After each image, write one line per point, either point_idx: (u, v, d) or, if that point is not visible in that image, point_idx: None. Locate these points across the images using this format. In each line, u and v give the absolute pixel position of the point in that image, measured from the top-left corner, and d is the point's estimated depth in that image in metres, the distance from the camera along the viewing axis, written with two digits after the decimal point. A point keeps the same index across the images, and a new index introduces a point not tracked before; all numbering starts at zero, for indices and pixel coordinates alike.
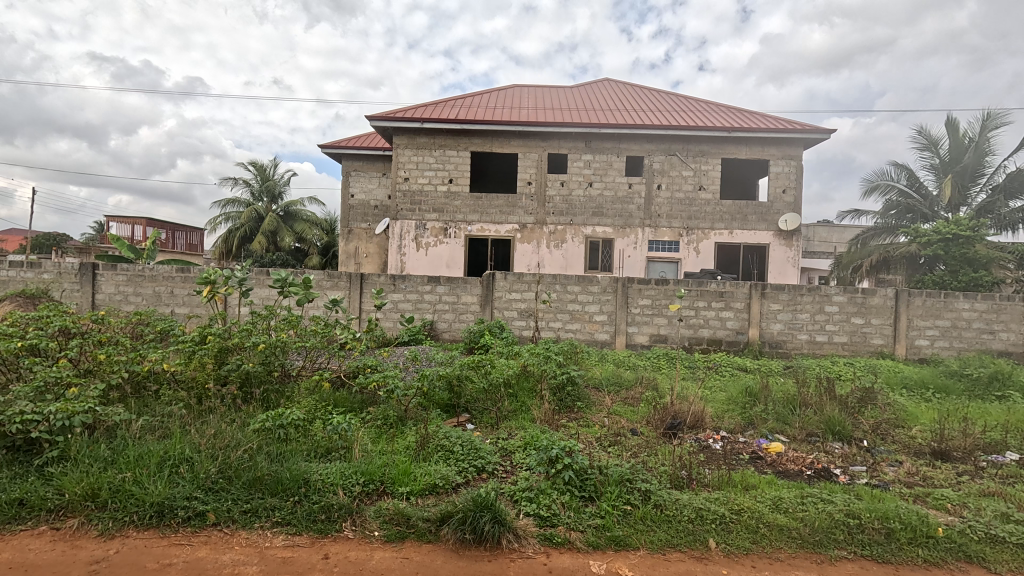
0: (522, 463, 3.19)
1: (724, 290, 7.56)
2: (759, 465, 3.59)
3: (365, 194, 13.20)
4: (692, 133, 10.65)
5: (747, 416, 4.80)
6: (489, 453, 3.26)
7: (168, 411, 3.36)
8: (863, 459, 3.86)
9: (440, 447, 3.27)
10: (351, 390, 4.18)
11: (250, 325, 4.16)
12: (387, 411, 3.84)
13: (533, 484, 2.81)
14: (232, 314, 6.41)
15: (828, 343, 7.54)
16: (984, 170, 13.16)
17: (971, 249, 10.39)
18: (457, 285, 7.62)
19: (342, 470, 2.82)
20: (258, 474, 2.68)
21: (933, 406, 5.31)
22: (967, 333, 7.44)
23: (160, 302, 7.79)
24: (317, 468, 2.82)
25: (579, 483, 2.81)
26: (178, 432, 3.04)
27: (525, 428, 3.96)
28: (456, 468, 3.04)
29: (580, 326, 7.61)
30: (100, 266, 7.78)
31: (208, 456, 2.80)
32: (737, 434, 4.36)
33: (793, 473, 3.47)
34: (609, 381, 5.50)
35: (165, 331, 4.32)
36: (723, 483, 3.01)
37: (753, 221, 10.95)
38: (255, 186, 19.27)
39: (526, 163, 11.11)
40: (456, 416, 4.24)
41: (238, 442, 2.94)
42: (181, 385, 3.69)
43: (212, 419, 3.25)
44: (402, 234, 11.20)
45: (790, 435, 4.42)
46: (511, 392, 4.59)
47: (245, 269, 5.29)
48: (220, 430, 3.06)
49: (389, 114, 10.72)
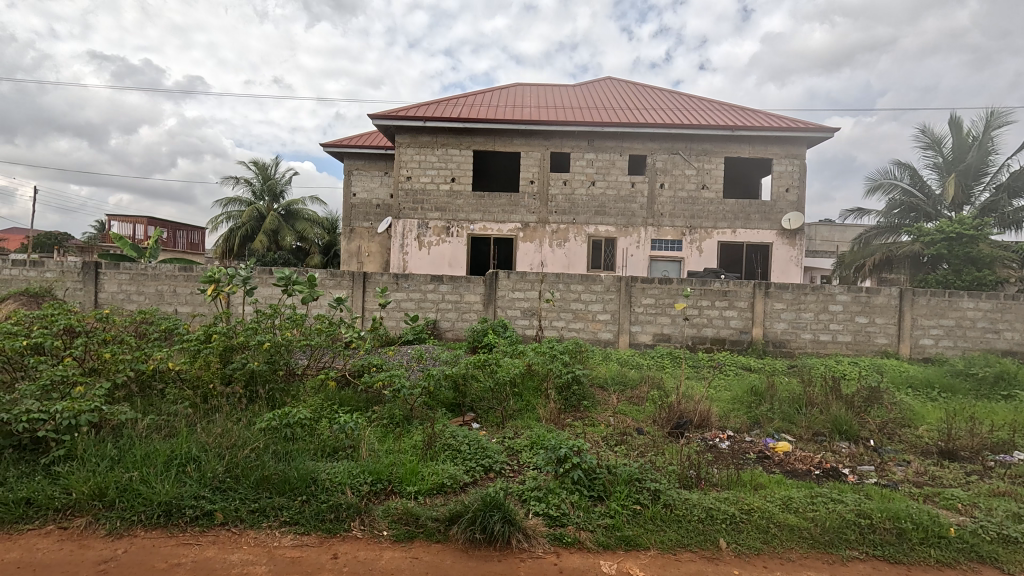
0: (529, 463, 3.18)
1: (727, 289, 7.54)
2: (767, 465, 3.57)
3: (367, 193, 13.18)
4: (695, 131, 10.62)
5: (752, 416, 4.79)
6: (496, 452, 3.24)
7: (174, 410, 3.35)
8: (871, 460, 3.84)
9: (447, 447, 3.26)
10: (356, 389, 4.17)
11: (255, 324, 4.15)
12: (392, 410, 3.83)
13: (541, 484, 2.80)
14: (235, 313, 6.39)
15: (831, 343, 7.52)
16: (987, 169, 13.11)
17: (974, 248, 10.37)
18: (460, 283, 7.60)
19: (349, 469, 2.81)
20: (265, 473, 2.67)
21: (939, 405, 5.30)
22: (972, 332, 7.41)
23: (163, 301, 7.80)
24: (324, 467, 2.80)
25: (588, 483, 2.80)
26: (183, 432, 3.03)
27: (531, 427, 3.95)
28: (463, 467, 3.03)
29: (583, 325, 7.60)
30: (103, 265, 7.79)
31: (215, 456, 2.79)
32: (743, 434, 4.35)
33: (802, 472, 3.45)
34: (613, 381, 5.49)
35: (169, 330, 4.31)
36: (731, 483, 3.00)
37: (756, 220, 10.93)
38: (256, 185, 19.26)
39: (529, 162, 11.09)
40: (460, 415, 4.23)
41: (245, 441, 2.92)
42: (186, 384, 3.68)
43: (217, 419, 3.24)
44: (404, 233, 11.19)
45: (796, 434, 4.40)
46: (516, 391, 4.58)
47: (248, 267, 5.27)
48: (227, 430, 3.05)
49: (391, 113, 10.70)
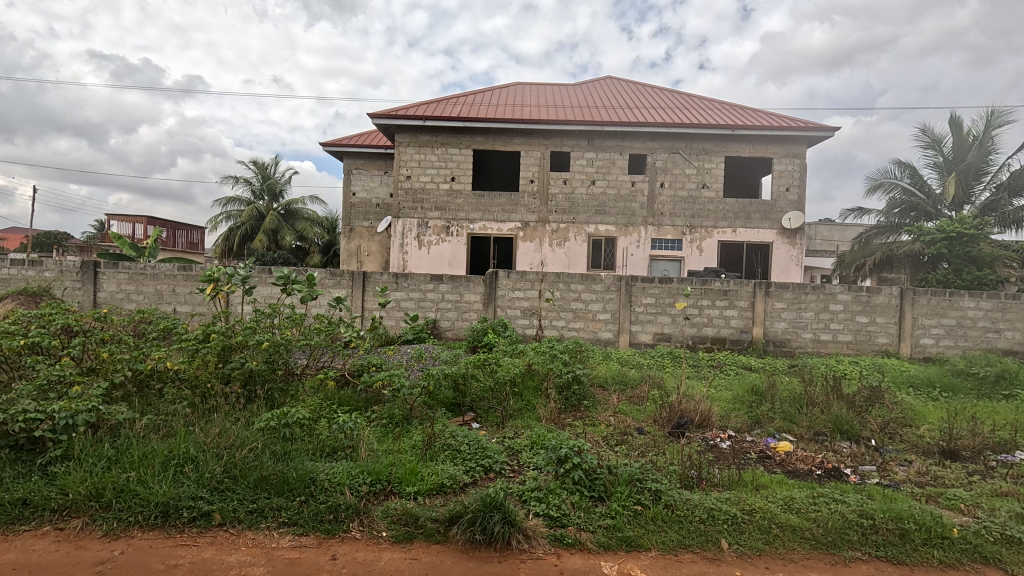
0: (529, 463, 3.16)
1: (727, 289, 7.52)
2: (768, 465, 3.55)
3: (367, 192, 13.15)
4: (695, 131, 10.60)
5: (753, 415, 4.77)
6: (496, 452, 3.23)
7: (173, 410, 3.33)
8: (872, 459, 3.83)
9: (446, 447, 3.24)
10: (356, 389, 4.15)
11: (253, 323, 4.12)
12: (392, 410, 3.80)
13: (541, 484, 2.78)
14: (234, 312, 6.37)
15: (832, 342, 7.51)
16: (987, 168, 13.09)
17: (975, 248, 10.36)
18: (460, 283, 7.58)
19: (349, 470, 2.79)
20: (264, 473, 2.65)
21: (941, 405, 5.28)
22: (973, 332, 7.40)
23: (162, 301, 7.78)
24: (324, 467, 2.78)
25: (589, 483, 2.78)
26: (181, 432, 3.01)
27: (531, 427, 3.93)
28: (463, 467, 3.01)
29: (583, 325, 7.58)
30: (102, 264, 7.77)
31: (214, 456, 2.77)
32: (744, 434, 4.34)
33: (803, 472, 3.43)
34: (614, 380, 5.47)
35: (167, 329, 4.29)
36: (733, 483, 2.98)
37: (756, 219, 10.91)
38: (255, 185, 19.24)
39: (529, 161, 11.06)
40: (460, 415, 4.21)
41: (243, 441, 2.90)
42: (184, 384, 3.66)
43: (216, 418, 3.22)
44: (404, 232, 11.17)
45: (797, 434, 4.39)
46: (516, 391, 4.56)
47: (247, 267, 5.24)
48: (225, 430, 3.02)
49: (391, 112, 10.66)
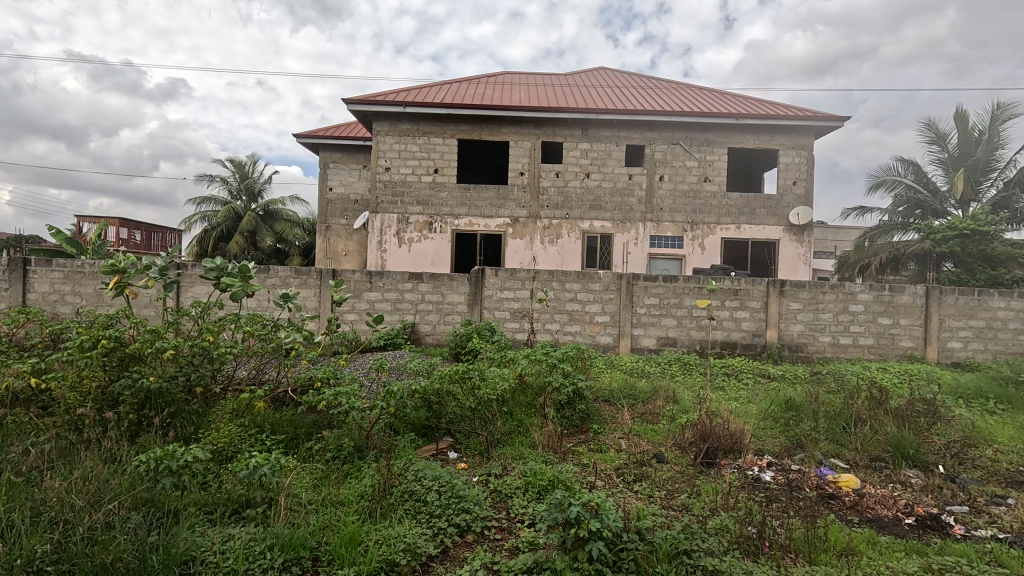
0: (524, 517, 2.30)
1: (739, 287, 6.70)
2: (838, 510, 2.71)
3: (345, 187, 12.17)
4: (699, 120, 9.80)
5: (793, 436, 3.91)
6: (477, 504, 2.32)
7: (19, 450, 2.35)
8: (958, 496, 3.02)
9: (407, 497, 2.32)
10: (299, 411, 3.22)
11: (164, 324, 3.15)
12: (341, 440, 2.89)
13: (540, 562, 1.89)
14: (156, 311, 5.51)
15: (853, 346, 6.74)
16: (995, 165, 12.58)
17: (989, 246, 9.77)
18: (441, 282, 6.66)
19: (251, 546, 1.86)
20: (109, 559, 1.67)
21: (1002, 420, 4.50)
22: (1004, 334, 6.69)
23: (102, 302, 6.73)
24: (213, 546, 1.85)
25: (612, 559, 1.88)
26: (10, 485, 2.04)
27: (524, 459, 3.07)
28: (427, 529, 2.10)
29: (580, 328, 6.71)
30: (33, 261, 6.71)
31: (45, 529, 1.81)
32: (787, 461, 3.49)
33: (889, 523, 2.59)
34: (623, 392, 4.60)
35: (56, 334, 3.28)
36: (809, 548, 2.11)
37: (761, 215, 10.16)
38: (232, 183, 18.15)
39: (519, 152, 10.20)
40: (434, 442, 3.33)
41: (99, 499, 1.95)
42: (53, 411, 2.68)
43: (76, 462, 2.25)
44: (383, 228, 10.21)
45: (849, 461, 3.57)
46: (505, 410, 3.65)
47: (169, 257, 4.15)
48: (79, 477, 2.07)
49: (367, 97, 9.71)
